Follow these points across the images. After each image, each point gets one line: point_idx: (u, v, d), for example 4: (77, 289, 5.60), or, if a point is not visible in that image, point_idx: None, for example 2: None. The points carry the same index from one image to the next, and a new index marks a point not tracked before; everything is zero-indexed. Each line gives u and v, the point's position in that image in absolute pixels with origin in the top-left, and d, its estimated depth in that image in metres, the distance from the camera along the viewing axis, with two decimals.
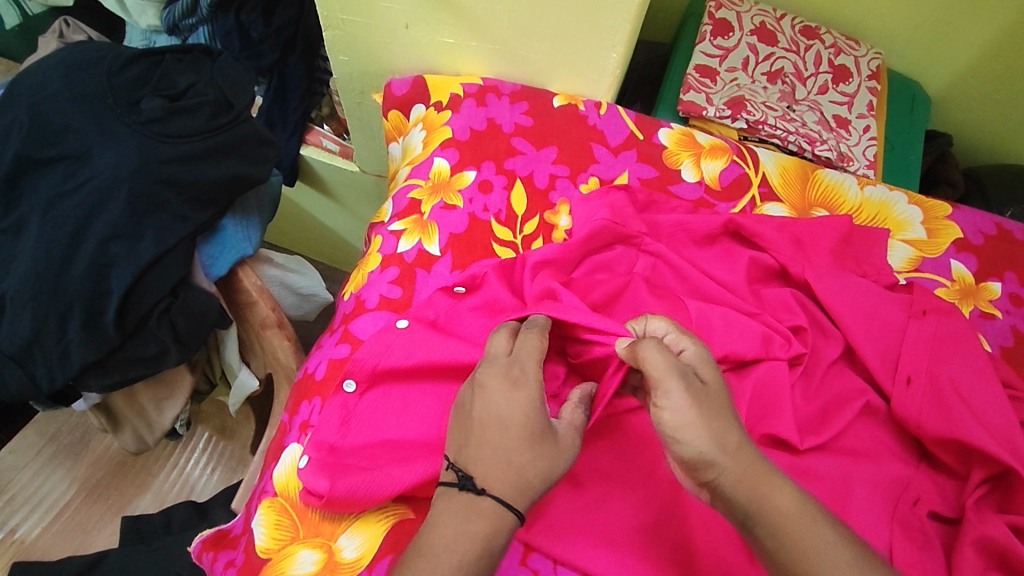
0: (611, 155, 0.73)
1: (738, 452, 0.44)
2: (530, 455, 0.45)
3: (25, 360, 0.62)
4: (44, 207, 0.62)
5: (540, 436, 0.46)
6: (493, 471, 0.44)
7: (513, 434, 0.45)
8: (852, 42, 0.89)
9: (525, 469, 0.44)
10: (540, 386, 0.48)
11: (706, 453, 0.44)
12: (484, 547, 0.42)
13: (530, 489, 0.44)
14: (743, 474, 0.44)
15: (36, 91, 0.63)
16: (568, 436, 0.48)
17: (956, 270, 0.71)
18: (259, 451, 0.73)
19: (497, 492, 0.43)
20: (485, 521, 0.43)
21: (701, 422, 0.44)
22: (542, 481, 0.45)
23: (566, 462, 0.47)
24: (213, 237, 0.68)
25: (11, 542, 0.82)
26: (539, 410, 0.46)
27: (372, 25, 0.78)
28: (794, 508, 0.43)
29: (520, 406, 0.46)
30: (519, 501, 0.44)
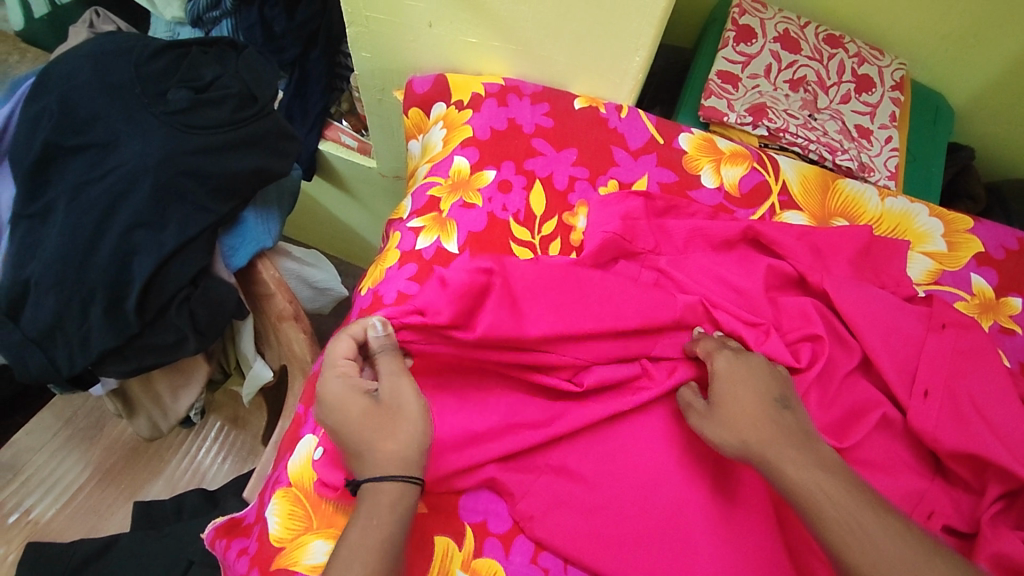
0: (630, 158, 0.73)
1: (761, 434, 0.50)
2: (367, 432, 0.49)
3: (48, 344, 0.63)
4: (71, 193, 0.62)
5: (367, 418, 0.50)
6: (360, 464, 0.49)
7: (347, 427, 0.50)
8: (876, 52, 0.89)
9: (379, 445, 0.49)
10: (342, 380, 0.51)
11: (728, 448, 0.51)
12: (386, 518, 0.46)
13: (397, 453, 0.49)
14: (763, 454, 0.49)
15: (67, 81, 0.64)
16: (395, 392, 0.51)
17: (976, 284, 0.70)
18: (273, 441, 0.74)
19: (367, 476, 0.48)
20: (371, 500, 0.47)
21: (721, 426, 0.52)
22: (398, 442, 0.49)
23: (407, 417, 0.50)
24: (234, 228, 0.69)
25: (26, 522, 0.83)
26: (354, 398, 0.50)
27: (396, 23, 0.78)
28: (818, 485, 0.46)
29: (339, 404, 0.50)
30: (394, 470, 0.48)
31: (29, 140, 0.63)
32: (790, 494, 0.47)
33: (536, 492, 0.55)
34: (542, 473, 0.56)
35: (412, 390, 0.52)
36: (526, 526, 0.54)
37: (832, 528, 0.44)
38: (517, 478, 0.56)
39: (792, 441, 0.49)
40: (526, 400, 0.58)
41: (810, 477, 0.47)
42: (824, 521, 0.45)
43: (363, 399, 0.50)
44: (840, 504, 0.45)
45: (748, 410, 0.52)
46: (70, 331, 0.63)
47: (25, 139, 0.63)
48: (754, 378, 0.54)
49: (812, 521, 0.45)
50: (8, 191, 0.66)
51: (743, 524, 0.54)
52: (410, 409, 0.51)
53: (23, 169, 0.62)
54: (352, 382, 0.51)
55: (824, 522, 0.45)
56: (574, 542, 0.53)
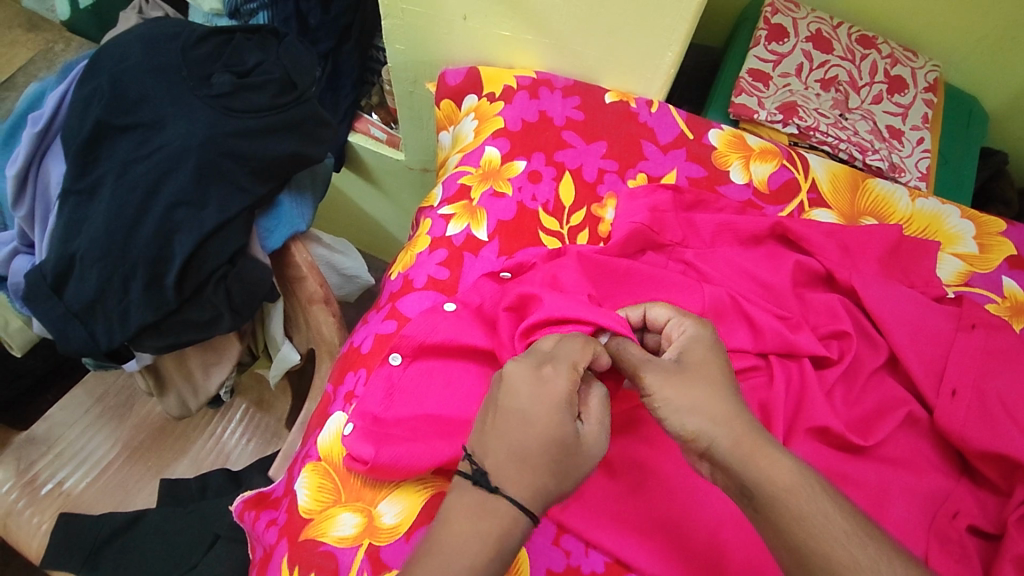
0: (660, 152, 0.74)
1: (728, 420, 0.45)
2: (554, 456, 0.44)
3: (88, 318, 0.66)
4: (118, 171, 0.65)
5: (566, 440, 0.44)
6: (515, 473, 0.43)
7: (537, 431, 0.44)
8: (909, 53, 0.89)
9: (547, 472, 0.43)
10: (568, 386, 0.46)
11: (694, 427, 0.45)
12: (502, 546, 0.42)
13: (550, 490, 0.44)
14: (730, 447, 0.44)
15: (118, 62, 0.67)
16: (595, 438, 0.46)
17: (1008, 287, 0.70)
18: (299, 422, 0.75)
19: (520, 493, 0.43)
20: (499, 523, 0.42)
21: (682, 395, 0.46)
22: (561, 482, 0.44)
23: (587, 466, 0.45)
24: (270, 210, 0.71)
25: (58, 494, 0.84)
26: (568, 416, 0.45)
27: (432, 16, 0.80)
28: (791, 480, 0.42)
29: (548, 406, 0.45)
30: (536, 503, 0.43)
31: (80, 121, 0.66)
32: (763, 492, 0.42)
33: None
34: None
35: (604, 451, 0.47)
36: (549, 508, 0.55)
37: (804, 528, 0.41)
38: None
39: (760, 432, 0.45)
40: None
41: (791, 473, 0.43)
42: (805, 530, 0.41)
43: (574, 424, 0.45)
44: (825, 510, 0.41)
45: (717, 390, 0.47)
46: (110, 306, 0.65)
47: (76, 120, 0.66)
48: (715, 357, 0.49)
49: (777, 524, 0.42)
50: (58, 169, 0.69)
51: None
52: (591, 467, 0.46)
53: (73, 149, 0.65)
54: (574, 395, 0.47)
55: (788, 523, 0.41)
56: (598, 526, 0.54)
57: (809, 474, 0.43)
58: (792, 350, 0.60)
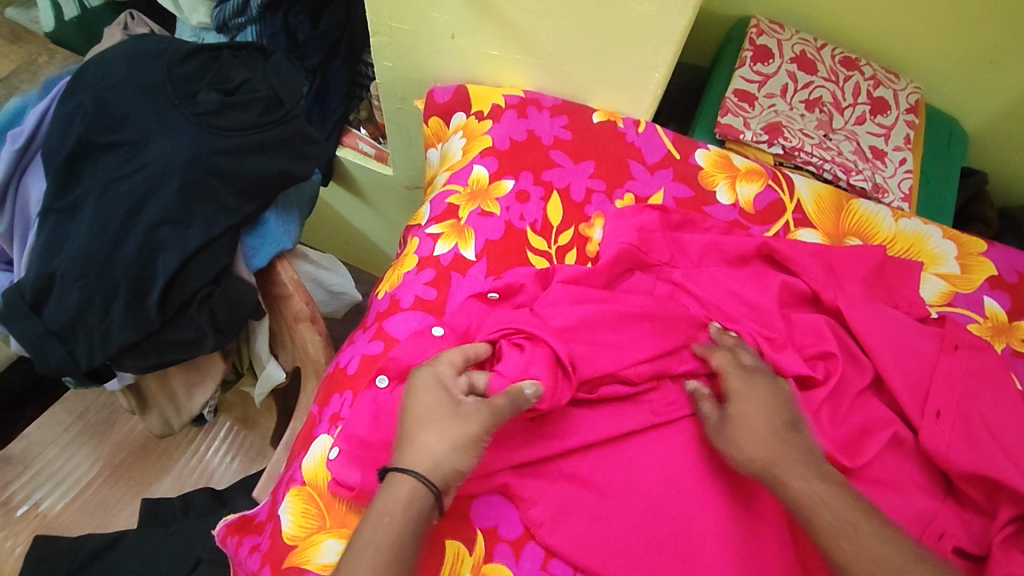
0: (647, 172, 0.74)
1: (781, 456, 0.52)
2: (430, 428, 0.51)
3: (69, 337, 0.64)
4: (100, 189, 0.64)
5: (439, 415, 0.51)
6: (403, 455, 0.50)
7: (413, 418, 0.52)
8: (891, 75, 0.90)
9: (428, 446, 0.50)
10: (436, 375, 0.54)
11: (750, 462, 0.52)
12: (400, 516, 0.47)
13: (436, 454, 0.50)
14: (783, 476, 0.51)
15: (102, 80, 0.66)
16: (475, 410, 0.52)
17: (989, 307, 0.70)
18: (284, 442, 0.75)
19: (404, 466, 0.49)
20: (393, 498, 0.48)
21: (742, 440, 0.53)
22: (445, 450, 0.50)
23: (468, 432, 0.51)
24: (256, 229, 0.70)
25: (35, 515, 0.83)
26: (438, 397, 0.52)
27: (420, 34, 0.80)
28: (829, 501, 0.49)
29: (422, 393, 0.53)
30: (424, 475, 0.49)
31: (63, 138, 0.65)
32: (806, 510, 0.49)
33: (547, 500, 0.55)
34: (555, 480, 0.56)
35: (488, 416, 0.51)
36: (537, 532, 0.54)
37: (840, 542, 0.47)
38: (531, 484, 0.56)
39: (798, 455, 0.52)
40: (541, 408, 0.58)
41: (825, 494, 0.49)
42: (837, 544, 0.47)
43: (450, 400, 0.52)
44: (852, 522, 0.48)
45: (767, 431, 0.53)
46: (91, 325, 0.64)
47: (58, 136, 0.65)
48: (765, 403, 0.55)
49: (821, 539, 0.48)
50: (38, 186, 0.68)
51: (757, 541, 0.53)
52: (474, 433, 0.51)
53: (56, 166, 0.64)
54: (445, 381, 0.54)
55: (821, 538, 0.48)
56: (586, 550, 0.53)
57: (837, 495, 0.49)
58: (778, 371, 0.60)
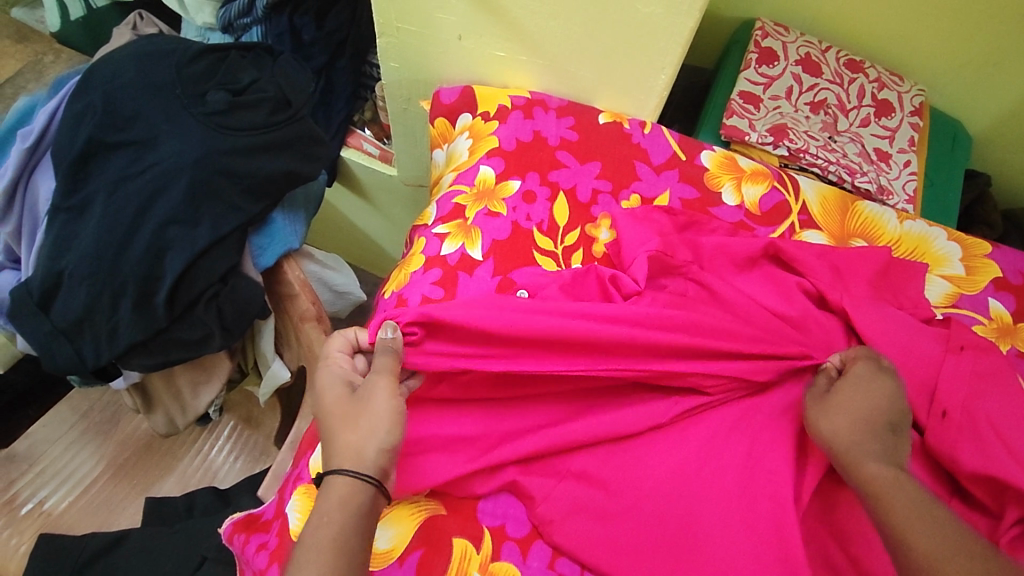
0: (653, 173, 0.74)
1: (861, 443, 0.51)
2: (341, 418, 0.49)
3: (76, 335, 0.65)
4: (109, 188, 0.64)
5: (344, 403, 0.50)
6: (328, 457, 0.47)
7: (325, 415, 0.50)
8: (896, 78, 0.90)
9: (349, 434, 0.48)
10: (329, 372, 0.53)
11: (831, 441, 0.52)
12: (342, 513, 0.44)
13: (356, 444, 0.47)
14: (854, 458, 0.50)
15: (112, 79, 0.67)
16: (377, 386, 0.51)
17: (994, 308, 0.71)
18: (290, 441, 0.75)
19: (333, 465, 0.47)
20: (333, 499, 0.45)
21: (832, 421, 0.53)
22: (368, 435, 0.48)
23: (378, 408, 0.49)
24: (263, 228, 0.71)
25: (39, 514, 0.83)
26: (336, 389, 0.51)
27: (427, 35, 0.80)
28: (895, 486, 0.47)
29: (322, 391, 0.51)
30: (357, 466, 0.46)
31: (72, 137, 0.65)
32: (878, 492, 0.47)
33: (555, 498, 0.55)
34: (563, 478, 0.56)
35: (387, 386, 0.51)
36: (545, 530, 0.55)
37: (905, 523, 0.45)
38: (538, 482, 0.56)
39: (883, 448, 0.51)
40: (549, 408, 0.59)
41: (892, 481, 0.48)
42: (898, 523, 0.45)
43: (348, 391, 0.51)
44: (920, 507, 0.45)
45: (862, 421, 0.53)
46: (99, 324, 0.64)
47: (67, 135, 0.65)
48: (873, 398, 0.54)
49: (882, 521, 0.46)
50: (47, 184, 0.68)
51: None
52: (384, 406, 0.49)
53: (65, 165, 0.64)
54: (340, 373, 0.53)
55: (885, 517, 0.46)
56: (593, 548, 0.54)
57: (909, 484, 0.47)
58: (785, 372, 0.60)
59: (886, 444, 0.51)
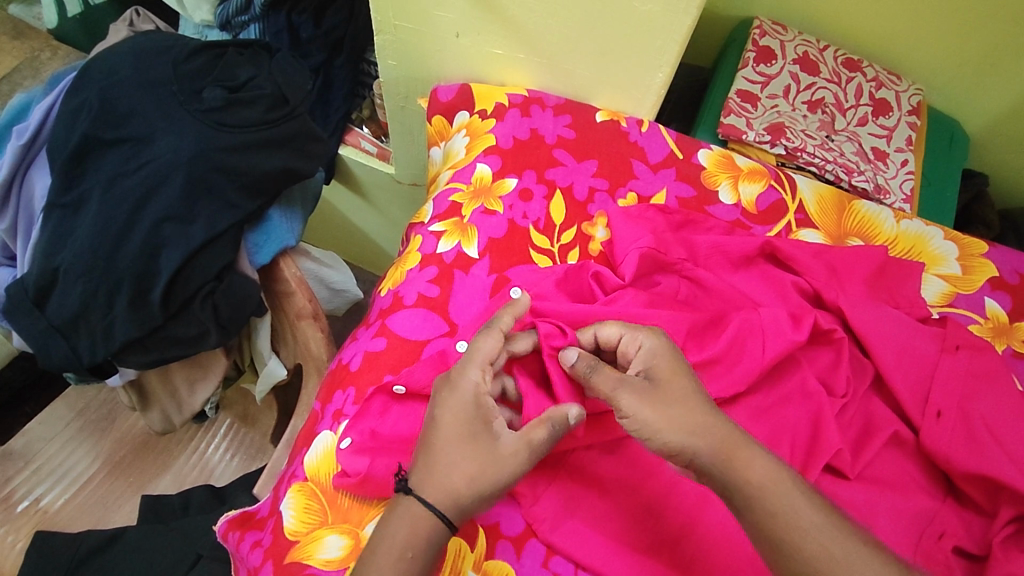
0: (650, 172, 0.74)
1: (710, 430, 0.48)
2: (461, 457, 0.48)
3: (71, 333, 0.64)
4: (105, 184, 0.64)
5: (475, 442, 0.49)
6: (427, 479, 0.48)
7: (445, 437, 0.49)
8: (894, 77, 0.90)
9: (459, 479, 0.48)
10: (475, 389, 0.51)
11: (676, 443, 0.48)
12: (418, 551, 0.46)
13: (461, 497, 0.47)
14: (716, 453, 0.47)
15: (108, 76, 0.66)
16: (512, 447, 0.49)
17: (990, 308, 0.71)
18: (285, 438, 0.75)
19: (424, 492, 0.47)
20: (406, 524, 0.46)
21: (661, 416, 0.49)
22: (471, 487, 0.48)
23: (503, 473, 0.48)
24: (259, 225, 0.70)
25: (35, 511, 0.83)
26: (474, 419, 0.50)
27: (424, 33, 0.80)
28: (768, 477, 0.46)
29: (454, 410, 0.50)
30: (450, 511, 0.47)
31: (67, 134, 0.65)
32: (749, 490, 0.46)
33: (550, 496, 0.55)
34: (557, 476, 0.56)
35: (525, 459, 0.49)
36: (539, 528, 0.54)
37: (783, 523, 0.45)
38: (532, 480, 0.56)
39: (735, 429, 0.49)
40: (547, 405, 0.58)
41: (766, 472, 0.46)
42: (780, 525, 0.45)
43: (488, 434, 0.49)
44: (797, 505, 0.45)
45: (692, 406, 0.49)
46: (93, 321, 0.64)
47: (63, 132, 0.65)
48: (679, 368, 0.52)
49: (760, 521, 0.45)
50: (43, 181, 0.68)
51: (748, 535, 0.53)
52: (508, 474, 0.48)
53: (60, 162, 0.64)
54: (481, 396, 0.51)
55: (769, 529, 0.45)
56: (587, 547, 0.53)
57: (782, 472, 0.47)
58: (779, 371, 0.61)
59: (731, 422, 0.49)
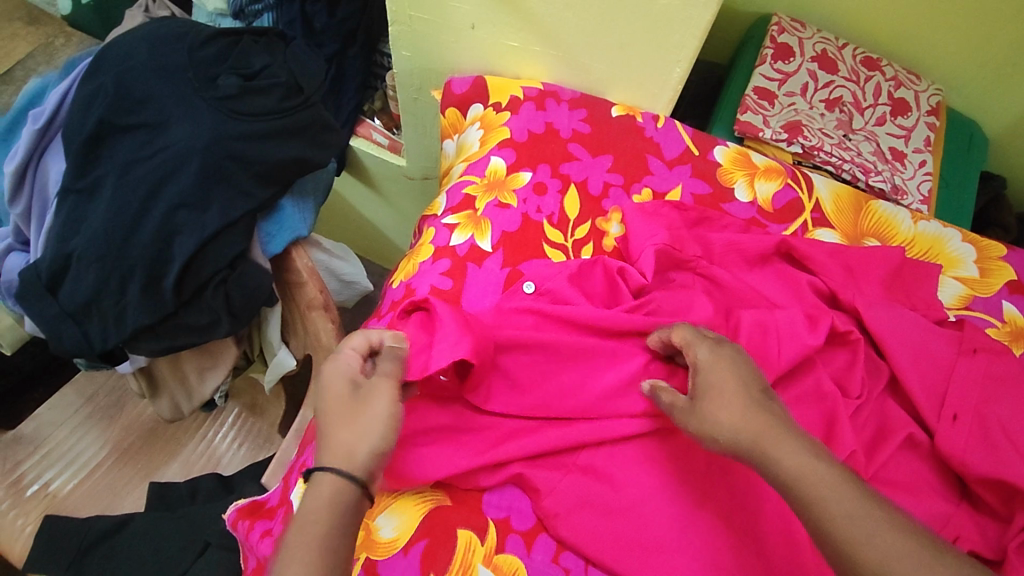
0: (665, 167, 0.74)
1: (749, 422, 0.48)
2: (340, 416, 0.48)
3: (83, 318, 0.64)
4: (120, 170, 0.64)
5: (349, 401, 0.49)
6: (327, 451, 0.46)
7: (327, 409, 0.48)
8: (913, 76, 0.89)
9: (346, 434, 0.47)
10: (338, 362, 0.51)
11: (721, 438, 0.48)
12: (329, 519, 0.43)
13: (353, 447, 0.46)
14: (756, 443, 0.47)
15: (123, 62, 0.66)
16: (379, 391, 0.50)
17: (1007, 312, 0.70)
18: (295, 428, 0.75)
19: (325, 461, 0.46)
20: (314, 493, 0.45)
21: (711, 417, 0.49)
22: (362, 438, 0.47)
23: (381, 414, 0.48)
24: (272, 215, 0.70)
25: (44, 495, 0.83)
26: (341, 384, 0.49)
27: (440, 24, 0.80)
28: (804, 466, 0.45)
29: (328, 385, 0.50)
30: (356, 469, 0.46)
31: (83, 119, 0.65)
32: (782, 480, 0.45)
33: (561, 492, 0.55)
34: (569, 472, 0.56)
35: (393, 394, 0.50)
36: (549, 523, 0.54)
37: (823, 512, 0.43)
38: (545, 475, 0.55)
39: (777, 425, 0.47)
40: (556, 398, 0.58)
41: (802, 461, 0.45)
42: (817, 513, 0.43)
43: (352, 389, 0.49)
44: (836, 492, 0.43)
45: (737, 400, 0.49)
46: (106, 307, 0.64)
47: (79, 117, 0.66)
48: (734, 368, 0.51)
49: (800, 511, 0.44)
50: (58, 166, 0.68)
51: (756, 535, 0.53)
52: (383, 411, 0.48)
53: (76, 147, 0.64)
54: (344, 366, 0.51)
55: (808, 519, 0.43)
56: (597, 543, 0.53)
57: (822, 464, 0.45)
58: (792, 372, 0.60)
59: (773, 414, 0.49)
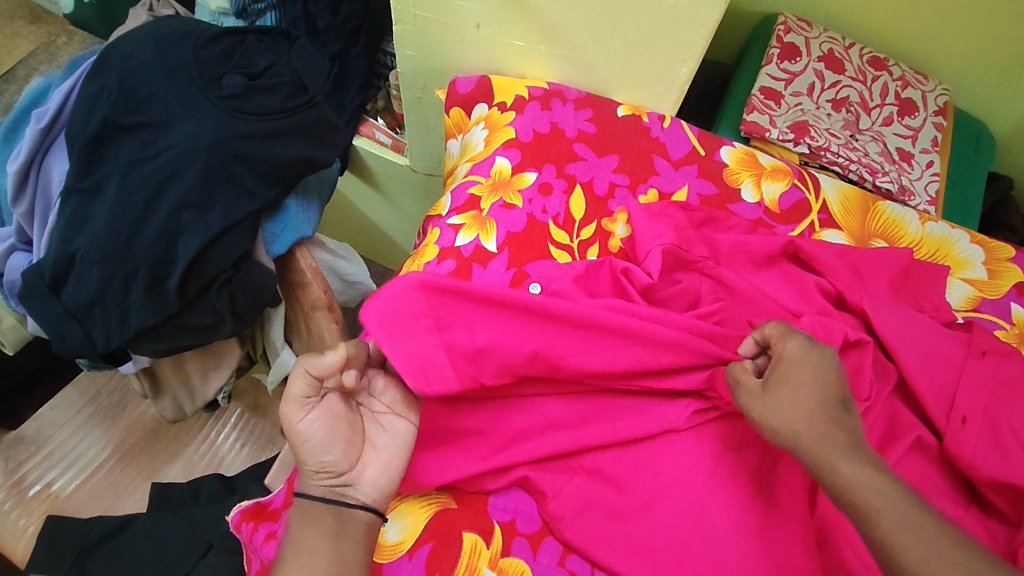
0: (671, 168, 0.73)
1: (811, 430, 0.47)
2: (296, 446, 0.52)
3: (86, 319, 0.64)
4: (123, 169, 0.63)
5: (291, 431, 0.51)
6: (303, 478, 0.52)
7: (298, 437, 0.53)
8: (920, 76, 0.89)
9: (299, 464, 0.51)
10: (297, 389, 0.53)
11: (780, 439, 0.48)
12: (301, 537, 0.49)
13: (303, 475, 0.51)
14: (811, 452, 0.46)
15: (127, 60, 0.66)
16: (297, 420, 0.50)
17: (1016, 313, 0.69)
18: None
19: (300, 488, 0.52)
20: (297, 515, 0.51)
21: (775, 417, 0.48)
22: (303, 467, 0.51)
23: (302, 442, 0.50)
24: (276, 215, 0.70)
25: (46, 496, 0.82)
26: None
27: (445, 23, 0.79)
28: (863, 479, 0.43)
29: None
30: (312, 492, 0.50)
31: (87, 119, 0.65)
32: (836, 492, 0.44)
33: (566, 494, 0.55)
34: (575, 474, 0.56)
35: (308, 421, 0.50)
36: (556, 526, 0.54)
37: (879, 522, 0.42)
38: (551, 478, 0.56)
39: (843, 436, 0.46)
40: (561, 400, 0.58)
41: (861, 475, 0.44)
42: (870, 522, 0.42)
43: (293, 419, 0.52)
44: (893, 504, 0.42)
45: (805, 406, 0.48)
46: (109, 307, 0.64)
47: (82, 117, 0.65)
48: (814, 373, 0.49)
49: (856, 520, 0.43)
50: (61, 166, 0.67)
51: (764, 538, 0.53)
52: (302, 440, 0.50)
53: (79, 147, 0.64)
54: None
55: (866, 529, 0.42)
56: (603, 545, 0.53)
57: (881, 478, 0.44)
58: None
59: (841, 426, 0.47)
